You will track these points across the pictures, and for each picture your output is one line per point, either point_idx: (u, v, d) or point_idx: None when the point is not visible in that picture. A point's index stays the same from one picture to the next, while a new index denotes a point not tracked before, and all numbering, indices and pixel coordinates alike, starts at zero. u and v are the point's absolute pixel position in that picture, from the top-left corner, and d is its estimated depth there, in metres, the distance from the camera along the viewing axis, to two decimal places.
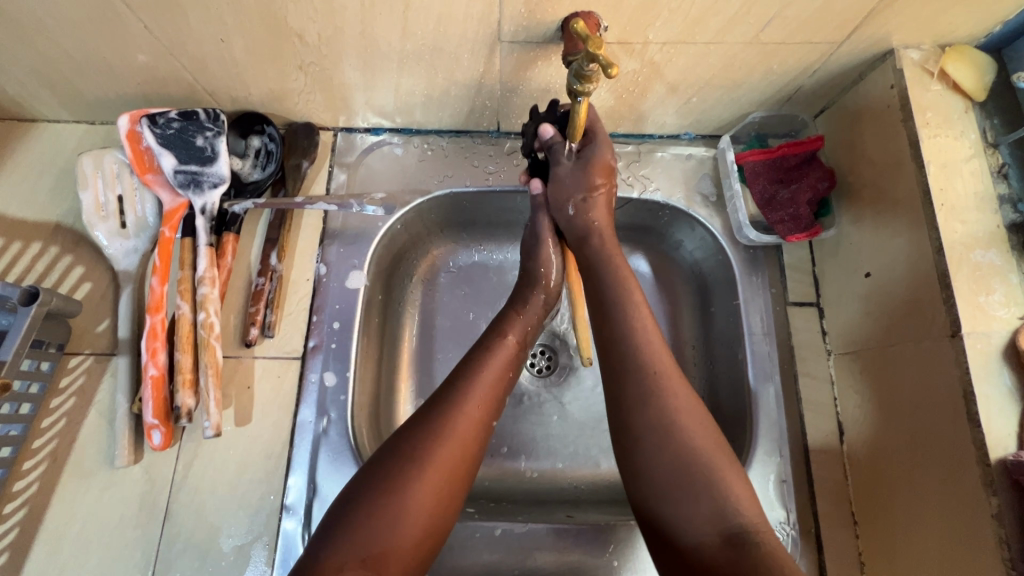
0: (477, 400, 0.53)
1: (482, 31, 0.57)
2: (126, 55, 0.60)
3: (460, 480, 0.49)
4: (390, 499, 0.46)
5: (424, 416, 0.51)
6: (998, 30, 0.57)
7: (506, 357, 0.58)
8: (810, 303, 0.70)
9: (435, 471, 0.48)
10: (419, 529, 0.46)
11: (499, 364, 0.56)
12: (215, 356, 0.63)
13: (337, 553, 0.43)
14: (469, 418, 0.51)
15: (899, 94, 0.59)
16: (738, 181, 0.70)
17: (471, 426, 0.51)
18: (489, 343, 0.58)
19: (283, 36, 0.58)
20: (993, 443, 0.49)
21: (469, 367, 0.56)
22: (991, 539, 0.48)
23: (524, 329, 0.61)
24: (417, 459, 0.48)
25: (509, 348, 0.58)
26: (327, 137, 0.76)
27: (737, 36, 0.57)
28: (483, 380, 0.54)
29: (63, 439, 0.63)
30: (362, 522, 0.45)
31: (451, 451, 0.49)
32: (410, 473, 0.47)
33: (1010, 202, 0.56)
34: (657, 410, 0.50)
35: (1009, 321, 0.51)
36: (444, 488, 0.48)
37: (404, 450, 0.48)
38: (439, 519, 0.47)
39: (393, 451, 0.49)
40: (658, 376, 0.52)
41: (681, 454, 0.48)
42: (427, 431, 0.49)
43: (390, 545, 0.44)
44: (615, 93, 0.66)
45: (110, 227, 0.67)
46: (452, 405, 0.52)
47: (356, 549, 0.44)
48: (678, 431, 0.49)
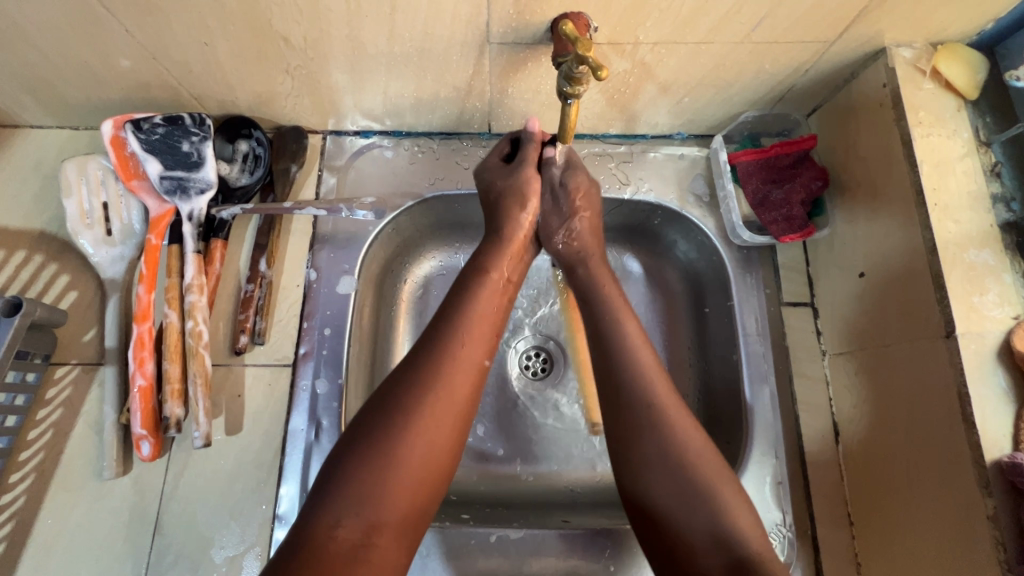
0: (465, 341, 0.52)
1: (470, 32, 0.56)
2: (108, 60, 0.59)
3: (454, 428, 0.49)
4: (385, 451, 0.45)
5: (413, 365, 0.50)
6: (990, 27, 0.57)
7: (491, 295, 0.57)
8: (805, 303, 0.70)
9: (427, 420, 0.47)
10: (415, 482, 0.46)
11: (484, 306, 0.56)
12: (204, 365, 0.62)
13: (332, 515, 0.43)
14: (459, 365, 0.51)
15: (891, 93, 0.59)
16: (731, 181, 0.70)
17: (462, 373, 0.50)
18: (472, 281, 0.57)
19: (267, 39, 0.57)
20: (988, 444, 0.48)
21: (453, 309, 0.55)
22: (988, 540, 0.48)
23: (509, 265, 0.61)
24: (409, 409, 0.47)
25: (493, 284, 0.58)
26: (316, 141, 0.75)
27: (729, 36, 0.56)
28: (471, 324, 0.54)
29: (49, 451, 0.62)
30: (358, 478, 0.44)
31: (442, 397, 0.49)
32: (402, 424, 0.46)
33: (1003, 200, 0.55)
34: (650, 422, 0.51)
35: (1003, 320, 0.51)
36: (437, 437, 0.47)
37: (395, 402, 0.47)
38: (433, 472, 0.47)
39: (383, 402, 0.48)
40: (650, 387, 0.52)
41: (674, 465, 0.49)
42: (417, 380, 0.49)
43: (388, 502, 0.44)
44: (606, 93, 0.66)
45: (95, 235, 0.66)
46: (441, 352, 0.51)
47: (353, 506, 0.43)
48: (676, 438, 0.50)
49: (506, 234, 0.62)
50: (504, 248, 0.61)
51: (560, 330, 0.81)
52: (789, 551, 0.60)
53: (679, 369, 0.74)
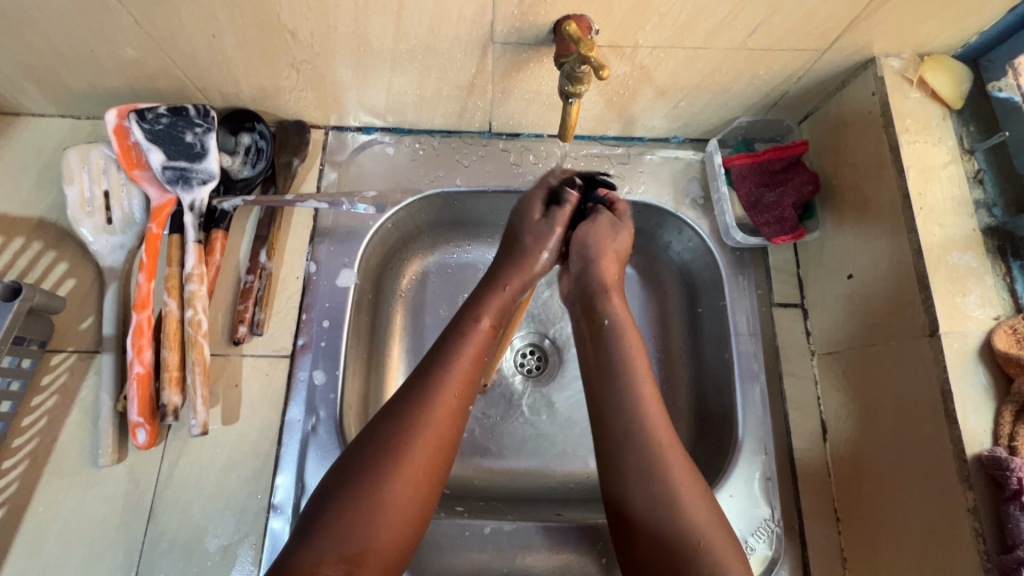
0: (452, 388, 0.52)
1: (475, 32, 0.57)
2: (116, 50, 0.60)
3: (437, 471, 0.49)
4: (370, 496, 0.46)
5: (397, 409, 0.50)
6: (974, 40, 0.59)
7: (479, 342, 0.57)
8: (795, 304, 0.72)
9: (411, 466, 0.48)
10: (398, 522, 0.46)
11: (472, 350, 0.55)
12: (202, 354, 0.62)
13: (313, 549, 0.43)
14: (445, 412, 0.51)
15: (880, 101, 0.61)
16: (725, 184, 0.71)
17: (446, 421, 0.51)
18: (463, 327, 0.57)
19: (274, 32, 0.58)
20: (969, 439, 0.50)
21: (444, 352, 0.55)
22: (967, 532, 0.49)
23: (500, 312, 0.60)
24: (393, 454, 0.47)
25: (483, 333, 0.57)
26: (318, 136, 0.76)
27: (725, 42, 0.58)
28: (459, 368, 0.53)
29: (44, 438, 0.61)
30: (341, 520, 0.44)
31: (427, 445, 0.49)
32: (386, 470, 0.47)
33: (985, 206, 0.57)
34: (641, 454, 0.53)
35: (984, 321, 0.53)
36: (420, 481, 0.48)
37: (383, 446, 0.48)
38: (416, 512, 0.48)
39: (371, 444, 0.48)
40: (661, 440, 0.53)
41: (657, 494, 0.51)
42: (400, 426, 0.49)
43: (370, 541, 0.45)
44: (605, 96, 0.67)
45: (96, 223, 0.66)
46: (428, 397, 0.51)
47: (334, 543, 0.44)
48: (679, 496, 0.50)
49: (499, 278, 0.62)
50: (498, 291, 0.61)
51: (553, 329, 0.82)
52: (776, 545, 0.62)
53: (671, 367, 0.76)
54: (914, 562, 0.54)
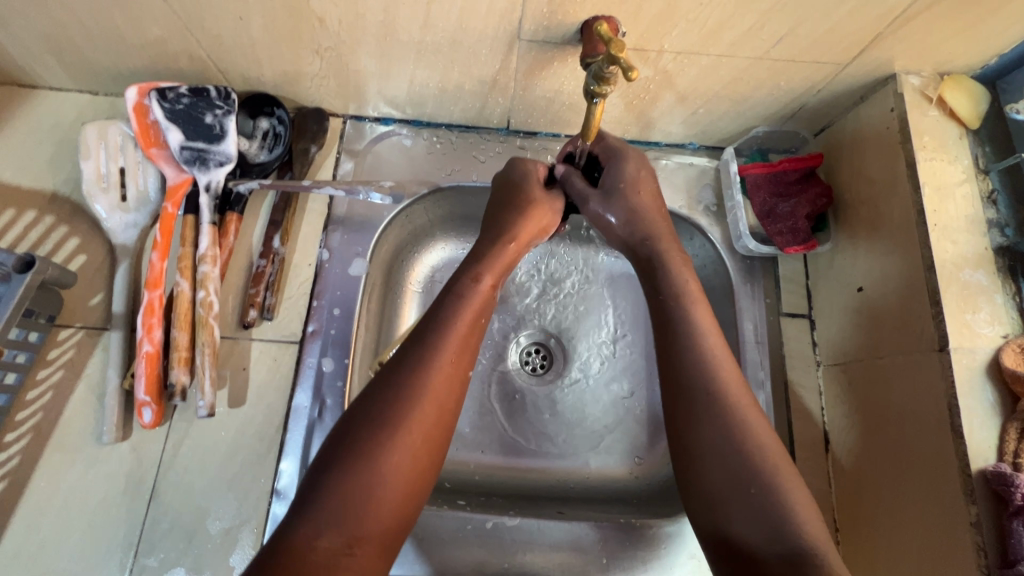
0: (449, 352, 0.51)
1: (503, 28, 0.57)
2: (141, 27, 0.60)
3: (436, 439, 0.49)
4: (367, 465, 0.44)
5: (392, 375, 0.49)
6: (994, 62, 0.60)
7: (478, 304, 0.56)
8: (803, 314, 0.72)
9: (411, 435, 0.47)
10: (399, 494, 0.45)
11: (468, 313, 0.54)
12: (212, 335, 0.62)
13: (312, 525, 0.42)
14: (441, 375, 0.50)
15: (898, 117, 0.61)
16: (740, 192, 0.72)
17: (443, 385, 0.50)
18: (462, 289, 0.56)
19: (302, 18, 0.58)
20: (974, 454, 0.51)
21: (440, 314, 0.54)
22: (968, 546, 0.50)
23: (499, 273, 0.59)
24: (391, 422, 0.46)
25: (483, 292, 0.56)
26: (337, 124, 0.76)
27: (749, 51, 0.58)
28: (456, 333, 0.53)
29: (48, 412, 0.61)
30: (339, 491, 0.43)
31: (426, 413, 0.48)
32: (383, 439, 0.46)
33: (998, 226, 0.58)
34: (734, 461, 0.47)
35: (993, 338, 0.54)
36: (418, 451, 0.47)
37: (382, 412, 0.47)
38: (415, 485, 0.47)
39: (369, 414, 0.47)
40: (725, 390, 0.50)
41: (735, 453, 0.47)
42: (396, 393, 0.48)
43: (370, 516, 0.44)
44: (626, 99, 0.68)
45: (111, 200, 0.66)
46: (425, 363, 0.50)
47: (335, 519, 0.42)
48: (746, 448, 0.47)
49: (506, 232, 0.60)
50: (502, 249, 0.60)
51: (560, 328, 0.82)
52: None
53: None
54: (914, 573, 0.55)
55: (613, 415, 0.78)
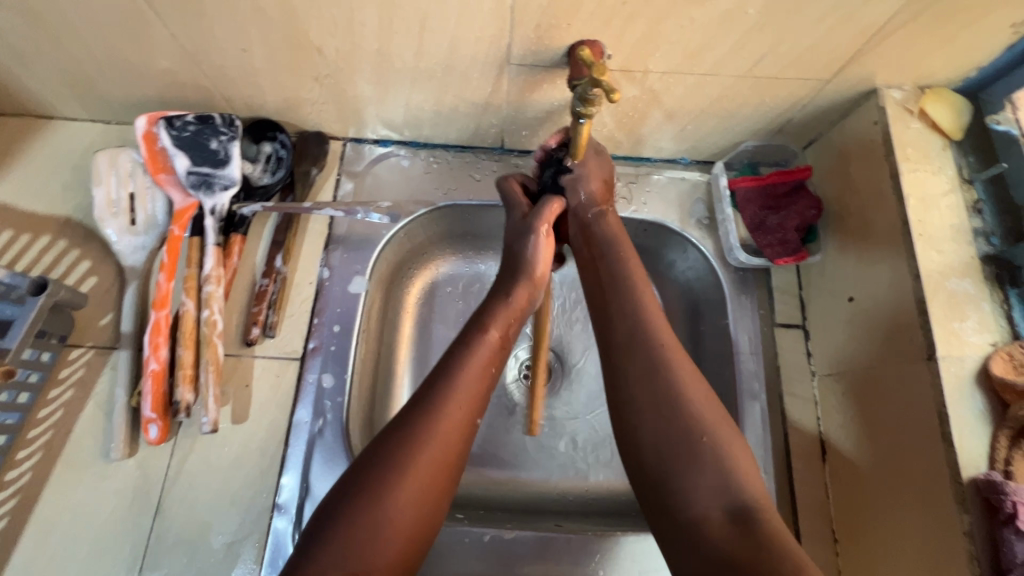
0: (460, 399, 0.51)
1: (492, 53, 0.60)
2: (150, 60, 0.63)
3: (444, 484, 0.49)
4: (375, 509, 0.45)
5: (404, 420, 0.50)
6: (974, 75, 0.61)
7: (488, 352, 0.55)
8: (797, 325, 0.73)
9: (415, 483, 0.47)
10: (400, 541, 0.45)
11: (482, 359, 0.55)
12: (216, 353, 0.64)
13: (318, 568, 0.42)
14: (450, 421, 0.50)
15: (882, 130, 0.62)
16: (730, 206, 0.73)
17: (452, 434, 0.50)
18: (471, 337, 0.56)
19: (301, 48, 0.60)
20: (966, 463, 0.51)
21: (452, 362, 0.54)
22: (963, 557, 0.50)
23: (507, 324, 0.58)
24: (400, 469, 0.47)
25: (491, 342, 0.56)
26: (337, 146, 0.79)
27: (732, 70, 0.60)
28: (466, 379, 0.53)
29: (58, 430, 0.63)
30: (347, 536, 0.44)
31: (434, 459, 0.48)
32: (388, 486, 0.46)
33: (983, 235, 0.59)
34: (670, 419, 0.49)
35: (981, 346, 0.54)
36: (426, 496, 0.47)
37: (390, 459, 0.47)
38: (418, 534, 0.47)
39: (379, 457, 0.47)
40: (661, 346, 0.52)
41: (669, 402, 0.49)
42: (406, 438, 0.48)
43: (372, 564, 0.44)
44: (615, 117, 0.70)
45: (120, 224, 0.69)
46: (435, 410, 0.50)
47: (337, 565, 0.43)
48: (677, 396, 0.50)
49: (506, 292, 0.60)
50: (504, 303, 0.59)
51: (558, 342, 0.84)
52: None
53: None
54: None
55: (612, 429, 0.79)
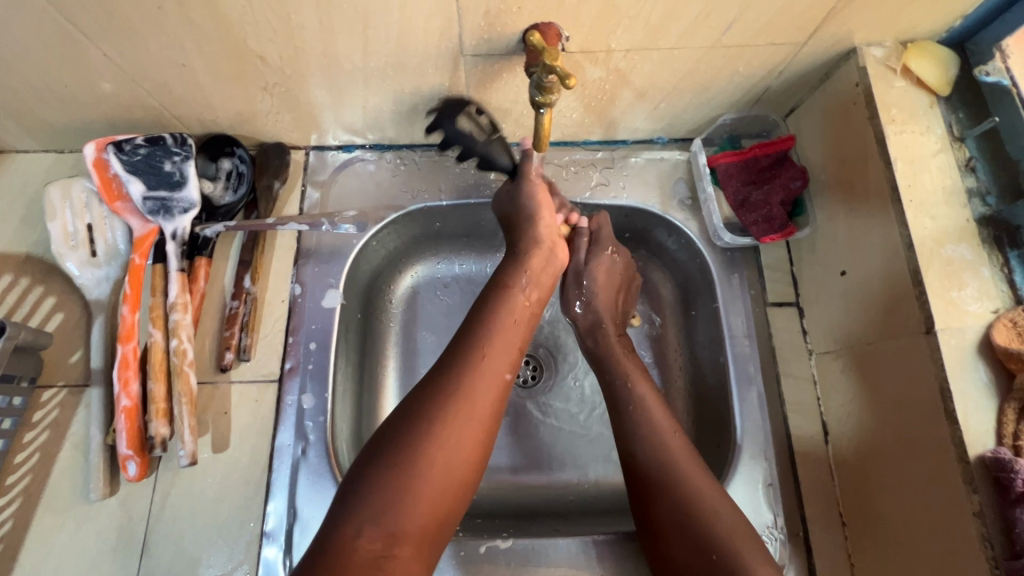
0: (487, 353, 0.55)
1: (444, 45, 0.56)
2: (90, 84, 0.60)
3: (480, 438, 0.51)
4: (411, 460, 0.48)
5: (438, 374, 0.53)
6: (958, 24, 0.57)
7: (513, 308, 0.59)
8: (790, 303, 0.70)
9: (447, 435, 0.49)
10: (432, 501, 0.48)
11: (509, 317, 0.58)
12: (188, 383, 0.62)
13: (353, 525, 0.45)
14: (480, 379, 0.53)
15: (863, 91, 0.59)
16: (711, 184, 0.70)
17: (485, 391, 0.52)
18: (495, 296, 0.59)
19: (244, 58, 0.57)
20: (971, 440, 0.48)
21: (480, 319, 0.57)
22: (974, 538, 0.47)
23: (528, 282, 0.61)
24: (429, 419, 0.50)
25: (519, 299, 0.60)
26: (299, 156, 0.76)
27: (699, 41, 0.57)
28: (497, 336, 0.56)
29: (36, 474, 0.62)
30: (381, 489, 0.46)
31: (465, 414, 0.51)
32: (422, 439, 0.49)
33: (978, 195, 0.55)
34: (688, 530, 0.52)
35: (982, 315, 0.51)
36: (462, 449, 0.50)
37: (417, 416, 0.50)
38: (453, 491, 0.49)
39: (409, 413, 0.51)
40: (668, 456, 0.56)
41: (687, 507, 0.53)
42: (438, 393, 0.51)
43: (405, 519, 0.46)
44: (583, 101, 0.66)
45: (81, 257, 0.66)
46: (462, 364, 0.53)
47: (374, 519, 0.45)
48: (697, 511, 0.53)
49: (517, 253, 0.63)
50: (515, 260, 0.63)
51: (548, 338, 0.81)
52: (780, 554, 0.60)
53: (669, 373, 0.75)
54: (924, 568, 0.52)
55: (609, 422, 0.77)
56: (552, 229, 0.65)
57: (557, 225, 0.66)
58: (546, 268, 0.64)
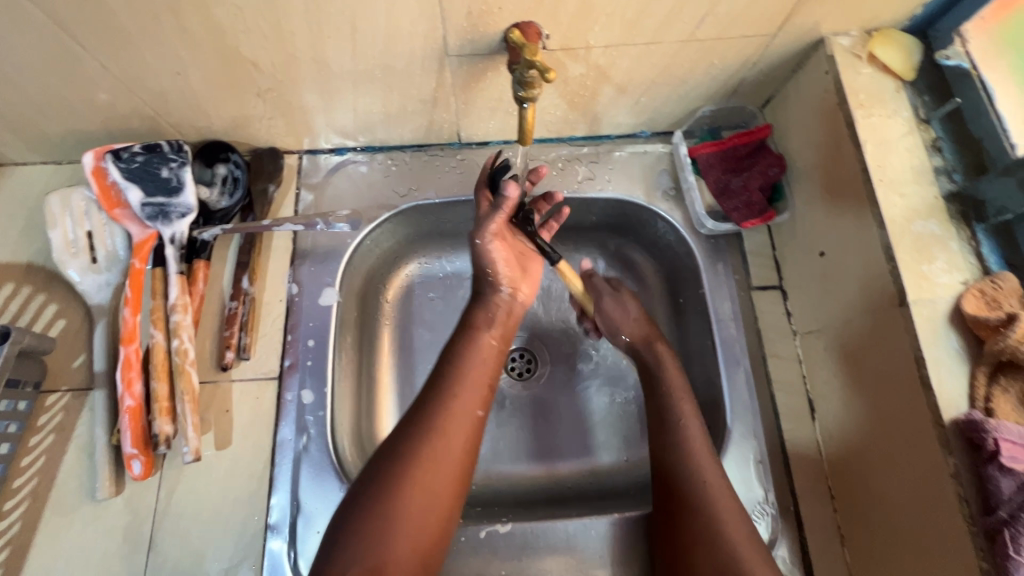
0: (457, 392, 0.56)
1: (429, 47, 0.59)
2: (87, 95, 0.62)
3: (455, 474, 0.53)
4: (385, 501, 0.50)
5: (410, 416, 0.55)
6: (919, 12, 0.60)
7: (481, 347, 0.60)
8: (774, 286, 0.72)
9: (419, 479, 0.51)
10: (412, 537, 0.50)
11: (479, 356, 0.60)
12: (191, 382, 0.63)
13: (338, 561, 0.48)
14: (451, 421, 0.54)
15: (833, 79, 0.62)
16: (693, 173, 0.72)
17: (458, 429, 0.54)
18: (464, 336, 0.61)
19: (237, 65, 0.59)
20: (946, 404, 0.50)
21: (450, 360, 0.59)
22: (953, 499, 0.49)
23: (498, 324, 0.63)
24: (405, 461, 0.52)
25: (488, 338, 0.62)
26: (293, 161, 0.78)
27: (674, 35, 0.59)
28: (464, 376, 0.58)
29: (43, 477, 0.63)
30: (362, 527, 0.49)
31: (435, 454, 0.53)
32: (394, 484, 0.51)
33: (946, 172, 0.58)
34: (689, 469, 0.59)
35: (952, 286, 0.53)
36: (433, 489, 0.52)
37: (392, 457, 0.52)
38: (432, 530, 0.51)
39: (383, 455, 0.53)
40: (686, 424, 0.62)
41: (690, 457, 0.60)
42: (410, 435, 0.53)
43: (387, 559, 0.48)
44: (566, 97, 0.68)
45: (81, 263, 0.68)
46: (434, 406, 0.55)
47: (356, 557, 0.48)
48: (694, 459, 0.60)
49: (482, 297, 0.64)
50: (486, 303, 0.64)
51: (542, 331, 0.83)
52: (770, 527, 0.62)
53: None
54: (908, 534, 0.54)
55: (604, 412, 0.78)
56: (517, 270, 0.65)
57: (523, 265, 0.66)
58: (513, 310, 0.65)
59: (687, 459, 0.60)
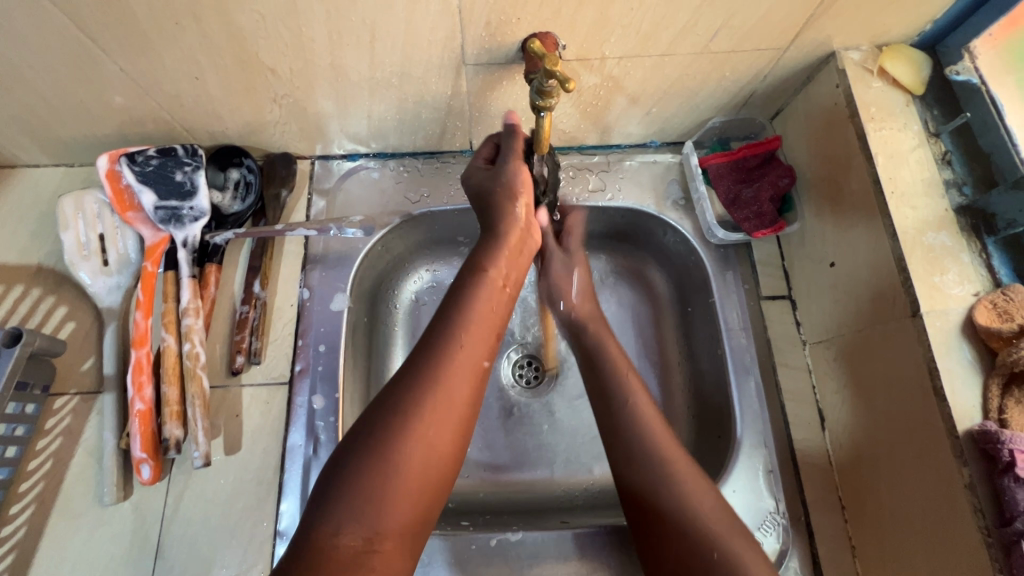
0: (464, 340, 0.51)
1: (446, 55, 0.59)
2: (104, 98, 0.62)
3: (458, 428, 0.48)
4: (383, 458, 0.44)
5: (412, 364, 0.49)
6: (929, 28, 0.61)
7: (489, 292, 0.55)
8: (783, 296, 0.73)
9: (425, 426, 0.46)
10: (413, 494, 0.45)
11: (484, 301, 0.54)
12: (202, 386, 0.63)
13: (330, 524, 0.42)
14: (458, 367, 0.49)
15: (844, 92, 0.62)
16: (703, 183, 0.73)
17: (463, 378, 0.49)
18: (470, 280, 0.55)
19: (255, 70, 0.60)
20: (960, 415, 0.50)
21: (453, 304, 0.53)
22: (968, 510, 0.49)
23: (508, 268, 0.58)
24: (405, 413, 0.46)
25: (495, 282, 0.56)
26: (305, 166, 0.78)
27: (688, 47, 0.60)
28: (470, 323, 0.52)
29: (49, 481, 0.62)
30: (357, 486, 0.43)
31: (439, 405, 0.47)
32: (395, 438, 0.45)
33: (955, 185, 0.59)
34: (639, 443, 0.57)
35: (964, 298, 0.54)
36: (438, 442, 0.46)
37: (393, 409, 0.46)
38: (434, 482, 0.46)
39: (381, 407, 0.47)
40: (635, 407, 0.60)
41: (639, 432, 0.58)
42: (411, 385, 0.47)
43: (386, 516, 0.43)
44: (579, 107, 0.69)
45: (93, 266, 0.68)
46: (437, 354, 0.49)
47: (352, 520, 0.42)
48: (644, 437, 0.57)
49: (496, 229, 0.59)
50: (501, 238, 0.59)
51: (550, 339, 0.83)
52: (783, 539, 0.61)
53: (669, 368, 0.78)
54: (921, 544, 0.54)
55: None
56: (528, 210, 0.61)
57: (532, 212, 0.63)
58: (523, 243, 0.60)
59: (641, 436, 0.57)
